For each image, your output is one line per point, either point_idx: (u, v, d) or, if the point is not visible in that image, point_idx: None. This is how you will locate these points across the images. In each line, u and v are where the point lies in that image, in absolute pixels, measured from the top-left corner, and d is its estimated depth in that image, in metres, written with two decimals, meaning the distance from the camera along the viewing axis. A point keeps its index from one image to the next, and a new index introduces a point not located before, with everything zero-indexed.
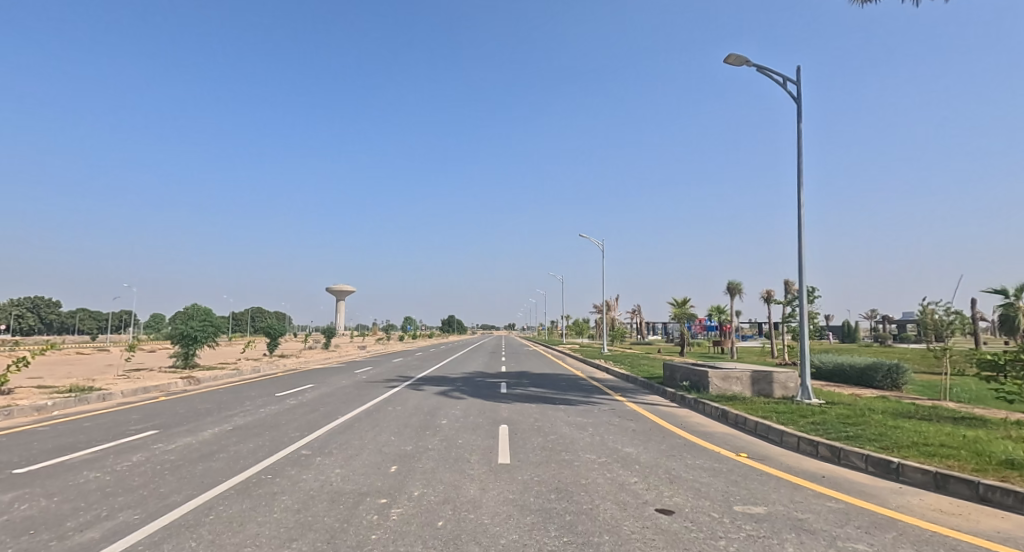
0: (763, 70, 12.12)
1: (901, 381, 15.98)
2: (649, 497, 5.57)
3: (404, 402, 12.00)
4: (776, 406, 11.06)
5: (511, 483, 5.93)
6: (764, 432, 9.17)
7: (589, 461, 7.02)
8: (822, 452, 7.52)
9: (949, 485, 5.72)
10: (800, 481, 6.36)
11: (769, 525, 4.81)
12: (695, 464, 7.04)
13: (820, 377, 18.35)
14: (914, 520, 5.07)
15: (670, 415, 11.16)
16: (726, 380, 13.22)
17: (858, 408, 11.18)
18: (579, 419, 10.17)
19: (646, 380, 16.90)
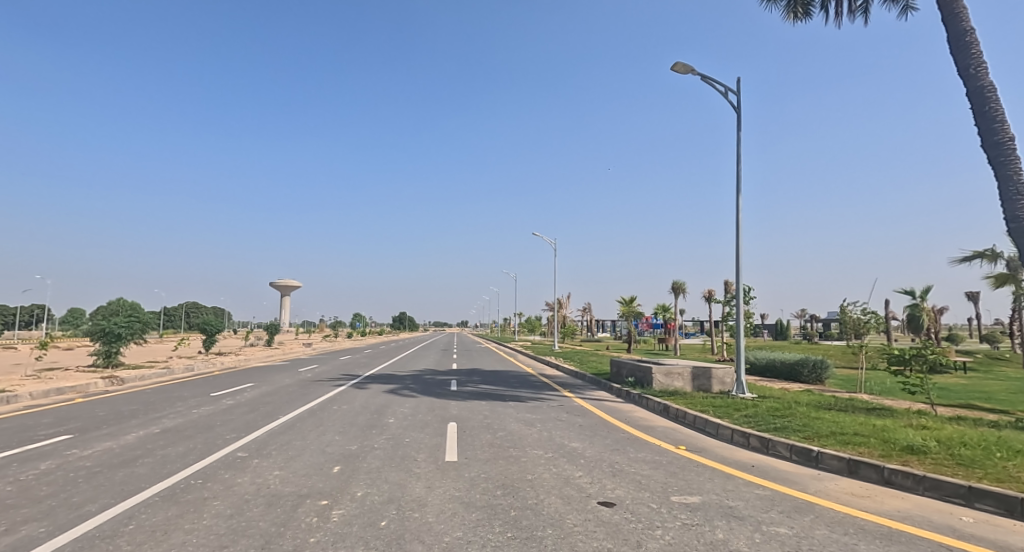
0: (707, 79, 12.75)
1: (825, 376, 17.04)
2: (593, 490, 5.76)
3: (351, 401, 11.80)
4: (714, 401, 11.62)
5: (458, 480, 5.97)
6: (702, 426, 9.60)
7: (536, 457, 7.14)
8: (753, 442, 7.98)
9: (860, 470, 6.21)
10: (732, 471, 6.73)
11: (703, 514, 5.08)
12: (638, 457, 7.33)
13: (754, 372, 19.31)
14: (830, 503, 5.48)
15: (615, 410, 11.48)
16: (669, 375, 13.76)
17: (786, 401, 11.89)
18: (528, 416, 10.30)
19: (595, 376, 17.23)
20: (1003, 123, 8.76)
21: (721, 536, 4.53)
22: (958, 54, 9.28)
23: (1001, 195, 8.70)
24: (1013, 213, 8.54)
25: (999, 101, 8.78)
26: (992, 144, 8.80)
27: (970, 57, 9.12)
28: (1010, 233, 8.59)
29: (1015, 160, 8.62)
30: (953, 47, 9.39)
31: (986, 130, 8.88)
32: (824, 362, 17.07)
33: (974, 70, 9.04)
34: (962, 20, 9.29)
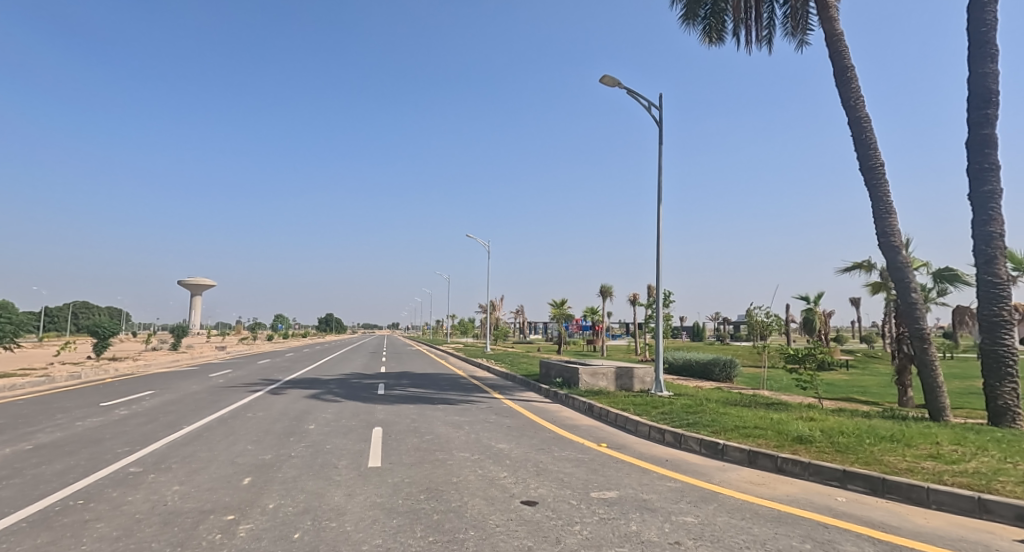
0: (632, 93, 13.31)
1: (734, 374, 18.24)
2: (517, 489, 5.86)
3: (267, 407, 11.27)
4: (634, 399, 12.13)
5: (380, 486, 5.88)
6: (622, 424, 10.00)
7: (463, 459, 7.16)
8: (667, 438, 8.41)
9: (758, 460, 6.72)
10: (647, 465, 7.07)
11: (619, 508, 5.29)
12: (562, 455, 7.52)
13: (672, 371, 20.32)
14: (731, 492, 5.89)
15: (542, 410, 11.69)
16: (594, 375, 14.20)
17: (699, 398, 12.62)
18: (456, 418, 10.29)
19: (524, 378, 17.47)
20: (876, 150, 9.79)
21: (635, 527, 4.75)
22: (841, 87, 10.25)
23: (874, 212, 9.70)
24: (882, 229, 9.54)
25: (873, 131, 9.80)
26: (866, 168, 9.81)
27: (851, 90, 10.11)
28: (880, 246, 9.54)
29: (884, 184, 9.65)
30: (836, 81, 10.36)
31: (863, 156, 9.89)
32: (732, 362, 18.26)
33: (854, 102, 10.05)
34: (844, 57, 10.27)
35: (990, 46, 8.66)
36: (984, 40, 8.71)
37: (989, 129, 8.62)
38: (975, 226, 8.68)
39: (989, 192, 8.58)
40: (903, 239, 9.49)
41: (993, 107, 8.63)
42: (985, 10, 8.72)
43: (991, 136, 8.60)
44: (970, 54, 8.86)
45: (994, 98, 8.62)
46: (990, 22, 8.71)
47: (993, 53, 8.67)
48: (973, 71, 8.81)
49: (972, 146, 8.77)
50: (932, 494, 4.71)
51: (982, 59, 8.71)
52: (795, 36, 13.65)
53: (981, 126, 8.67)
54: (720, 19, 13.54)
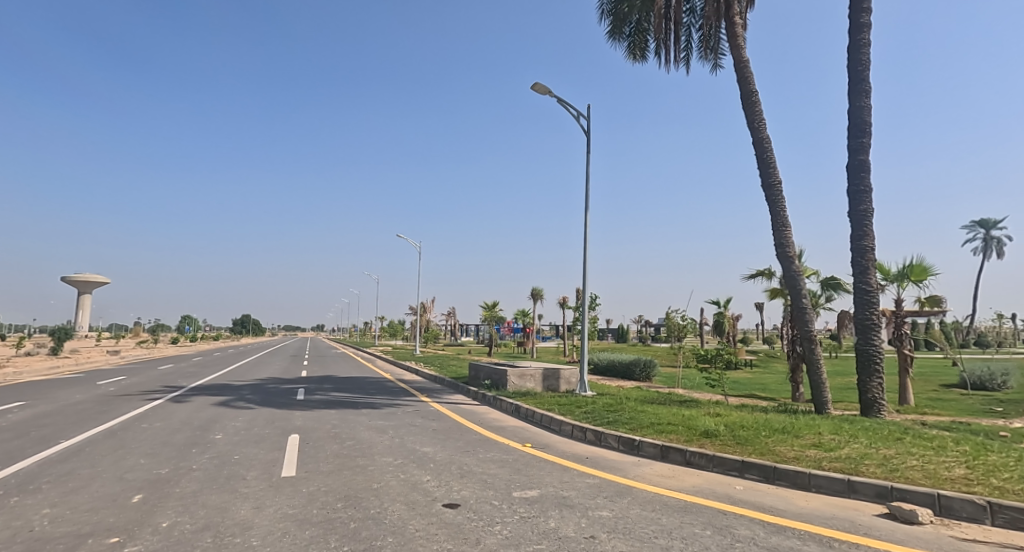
0: (561, 102, 13.65)
1: (653, 374, 19.07)
2: (439, 493, 5.80)
3: (167, 417, 10.50)
4: (558, 399, 12.38)
5: (293, 497, 5.64)
6: (547, 423, 10.17)
7: (385, 464, 7.00)
8: (588, 436, 8.65)
9: (669, 454, 7.06)
10: (567, 463, 7.24)
11: (540, 505, 5.36)
12: (486, 457, 7.53)
13: (596, 372, 20.94)
14: (643, 485, 6.16)
15: (469, 413, 11.67)
16: (522, 377, 14.31)
17: (620, 397, 13.05)
18: (380, 423, 10.06)
19: (452, 380, 17.36)
20: (774, 169, 10.60)
21: (555, 524, 4.83)
22: (746, 109, 11.02)
23: (772, 225, 10.48)
24: (779, 240, 10.32)
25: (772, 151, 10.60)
26: (765, 185, 10.60)
27: (753, 113, 10.90)
28: (778, 257, 10.32)
29: (780, 200, 10.46)
30: (742, 103, 11.12)
31: (763, 174, 10.67)
32: (652, 362, 19.08)
33: (756, 125, 10.85)
34: (749, 82, 11.06)
35: (866, 83, 9.61)
36: (860, 78, 9.66)
37: (864, 156, 9.54)
38: (852, 242, 9.57)
39: (863, 211, 9.47)
40: (796, 250, 10.32)
41: (868, 136, 9.56)
42: (861, 51, 9.67)
43: (865, 162, 9.53)
44: (850, 88, 9.79)
45: (869, 129, 9.56)
46: (866, 62, 9.67)
47: (867, 90, 9.64)
48: (851, 104, 9.74)
49: (850, 170, 9.67)
50: (812, 479, 5.16)
51: (858, 94, 9.65)
52: (709, 58, 14.52)
53: (857, 152, 9.58)
54: (644, 37, 14.17)
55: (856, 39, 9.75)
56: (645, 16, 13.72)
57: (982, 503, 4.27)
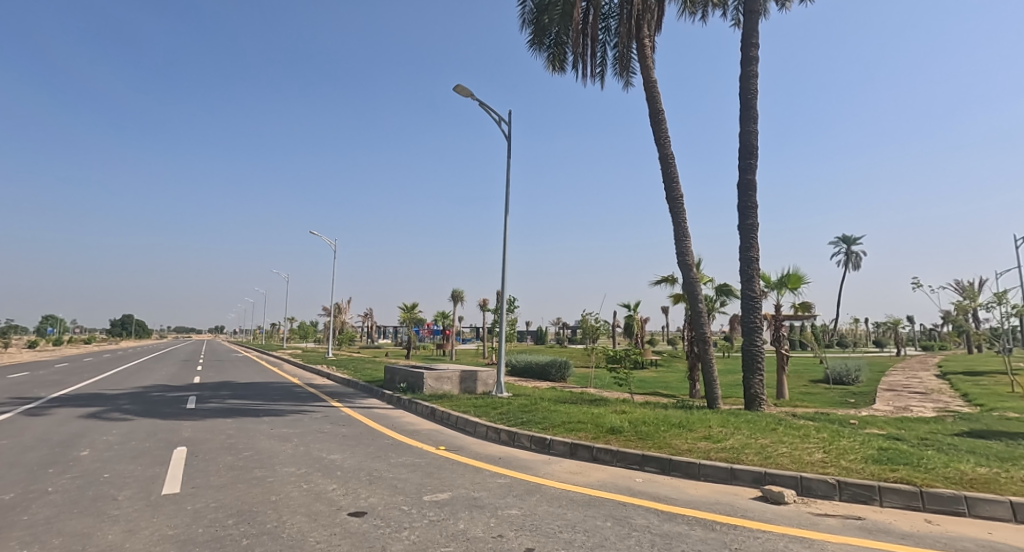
0: (483, 106, 13.81)
1: (568, 374, 19.67)
2: (344, 502, 5.68)
3: (20, 434, 9.43)
4: (474, 401, 12.48)
5: (178, 516, 5.31)
6: (462, 425, 10.24)
7: (287, 474, 6.74)
8: (502, 437, 8.82)
9: (578, 451, 7.38)
10: (480, 464, 7.36)
11: (450, 508, 5.41)
12: (398, 461, 7.47)
13: (513, 373, 21.28)
14: (552, 482, 6.41)
15: (382, 417, 11.47)
16: (439, 380, 14.25)
17: (535, 397, 13.38)
18: (283, 431, 9.65)
19: (366, 384, 16.95)
20: (677, 183, 11.36)
21: (463, 525, 4.91)
22: (653, 127, 11.73)
23: (674, 235, 11.22)
24: (679, 249, 11.07)
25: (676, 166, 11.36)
26: (669, 198, 11.33)
27: (659, 131, 11.63)
28: (680, 264, 11.05)
29: (681, 212, 11.23)
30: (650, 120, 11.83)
31: (667, 187, 11.40)
32: (567, 363, 19.68)
33: (661, 142, 11.58)
34: (656, 101, 11.79)
35: (754, 110, 10.56)
36: (749, 105, 10.61)
37: (752, 176, 10.48)
38: (741, 252, 10.46)
39: (750, 225, 10.40)
40: (695, 258, 11.12)
41: (755, 158, 10.52)
42: (750, 82, 10.64)
43: (753, 181, 10.47)
44: (741, 113, 10.72)
45: (756, 152, 10.52)
46: (754, 92, 10.65)
47: (756, 117, 10.61)
48: (741, 128, 10.67)
49: (740, 188, 10.58)
50: (701, 468, 5.64)
51: (747, 120, 10.59)
52: (622, 75, 15.29)
53: (746, 172, 10.51)
54: (562, 50, 14.65)
55: (747, 69, 10.69)
56: (564, 30, 14.18)
57: (833, 482, 5.00)
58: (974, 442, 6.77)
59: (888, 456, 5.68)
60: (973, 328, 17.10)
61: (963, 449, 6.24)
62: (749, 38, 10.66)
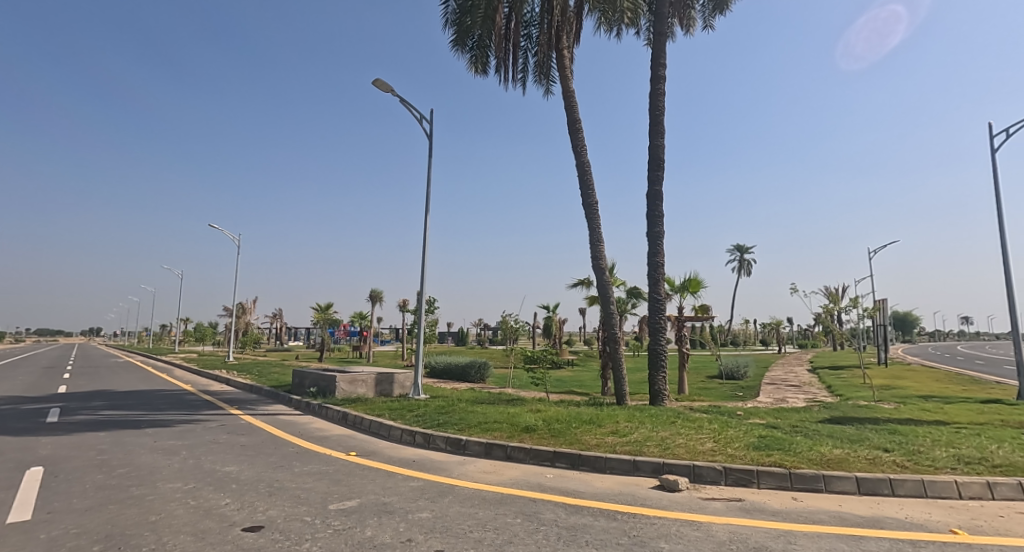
0: (404, 103, 13.61)
1: (487, 374, 19.80)
2: (239, 516, 5.25)
3: None
4: (389, 404, 12.24)
5: (32, 545, 4.74)
6: (375, 429, 10.01)
7: (170, 490, 6.24)
8: (417, 439, 8.73)
9: (493, 451, 7.46)
10: (393, 468, 7.24)
11: (357, 516, 5.26)
12: (303, 470, 7.16)
13: (432, 374, 21.10)
14: (465, 483, 6.44)
15: (288, 424, 10.96)
16: (352, 383, 13.86)
17: (452, 398, 13.35)
18: (170, 444, 8.95)
19: (271, 389, 16.13)
20: (592, 190, 11.80)
21: (370, 533, 4.79)
22: (571, 135, 12.10)
23: (589, 240, 11.63)
24: (594, 253, 11.50)
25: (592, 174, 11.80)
26: (585, 205, 11.74)
27: (576, 139, 12.03)
28: (595, 268, 11.47)
29: (596, 218, 11.67)
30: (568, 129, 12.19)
31: (584, 194, 11.81)
32: (486, 364, 19.81)
33: (579, 150, 11.98)
34: (574, 110, 12.18)
35: (662, 125, 11.19)
36: (657, 121, 11.24)
37: (659, 187, 11.10)
38: (648, 258, 11.03)
39: (658, 233, 11.00)
40: (608, 262, 11.59)
41: (662, 170, 11.15)
42: (659, 99, 11.27)
43: (660, 192, 11.09)
44: (650, 127, 11.33)
45: (663, 164, 11.15)
46: (662, 108, 11.29)
47: (663, 132, 11.24)
48: (650, 142, 11.26)
49: (648, 198, 11.17)
50: (607, 462, 5.91)
51: (656, 134, 11.21)
52: (543, 83, 15.64)
53: (654, 183, 11.11)
54: (485, 53, 14.72)
55: (657, 86, 11.31)
56: (487, 33, 14.26)
57: (720, 468, 5.43)
58: (833, 427, 7.63)
59: (767, 442, 6.25)
60: (838, 328, 19.09)
61: (824, 434, 7.01)
62: (658, 58, 11.30)
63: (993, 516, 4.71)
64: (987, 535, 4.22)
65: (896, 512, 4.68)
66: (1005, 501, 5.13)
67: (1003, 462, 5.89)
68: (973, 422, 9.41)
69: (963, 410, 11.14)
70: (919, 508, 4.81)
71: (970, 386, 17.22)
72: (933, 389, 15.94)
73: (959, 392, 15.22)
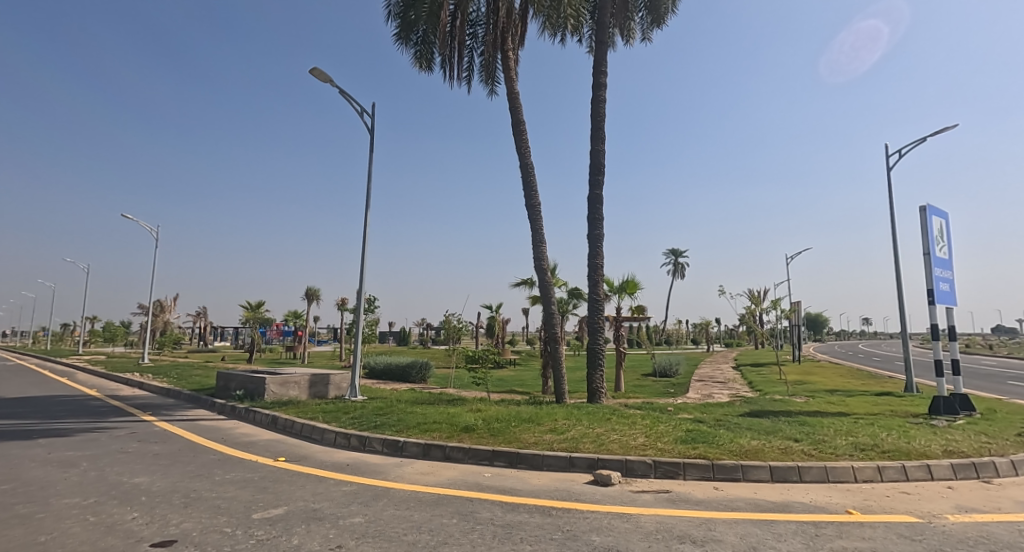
0: (343, 94, 13.20)
1: (429, 375, 19.56)
2: (147, 531, 4.87)
3: None
4: (324, 406, 11.84)
5: None
6: (308, 433, 9.65)
7: (66, 507, 5.71)
8: (352, 442, 8.48)
9: (431, 451, 7.36)
10: (325, 473, 7.00)
11: (283, 524, 5.04)
12: (224, 479, 6.78)
13: (371, 375, 20.63)
14: (401, 485, 6.31)
15: (210, 430, 10.37)
16: (284, 385, 13.32)
17: (391, 399, 13.09)
18: (68, 456, 8.24)
19: (191, 393, 15.22)
20: (536, 191, 11.88)
21: (297, 541, 4.59)
22: (516, 137, 12.13)
23: (532, 241, 11.70)
24: (536, 254, 11.58)
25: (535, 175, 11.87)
26: (528, 206, 11.81)
27: (520, 141, 12.07)
28: (537, 268, 11.56)
29: (538, 219, 11.76)
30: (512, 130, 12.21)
31: (527, 195, 11.87)
32: (428, 364, 19.57)
33: (523, 152, 12.03)
34: (518, 112, 12.22)
35: (603, 131, 11.43)
36: (598, 126, 11.46)
37: (599, 191, 11.32)
38: (589, 259, 11.23)
39: (598, 235, 11.22)
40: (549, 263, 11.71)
41: (602, 175, 11.38)
42: (600, 106, 11.49)
43: (600, 196, 11.31)
44: (592, 133, 11.53)
45: (603, 169, 11.38)
46: (603, 115, 11.52)
47: (603, 137, 11.48)
48: (591, 147, 11.46)
49: (588, 201, 11.37)
50: (544, 459, 5.95)
51: (597, 140, 11.43)
52: (487, 83, 15.61)
53: (594, 187, 11.32)
54: (429, 49, 14.50)
55: (598, 93, 11.53)
56: (431, 30, 14.06)
57: (650, 461, 5.59)
58: (752, 420, 8.05)
59: (694, 436, 6.50)
60: (760, 328, 20.18)
61: (743, 426, 7.38)
62: (600, 66, 11.52)
63: (881, 496, 5.14)
64: (876, 513, 4.60)
65: (802, 497, 4.99)
66: (889, 482, 5.65)
67: (890, 447, 6.45)
68: (867, 412, 10.25)
69: (861, 401, 12.11)
70: (822, 491, 5.15)
71: (869, 381, 18.73)
72: (838, 383, 17.23)
73: (859, 385, 16.51)
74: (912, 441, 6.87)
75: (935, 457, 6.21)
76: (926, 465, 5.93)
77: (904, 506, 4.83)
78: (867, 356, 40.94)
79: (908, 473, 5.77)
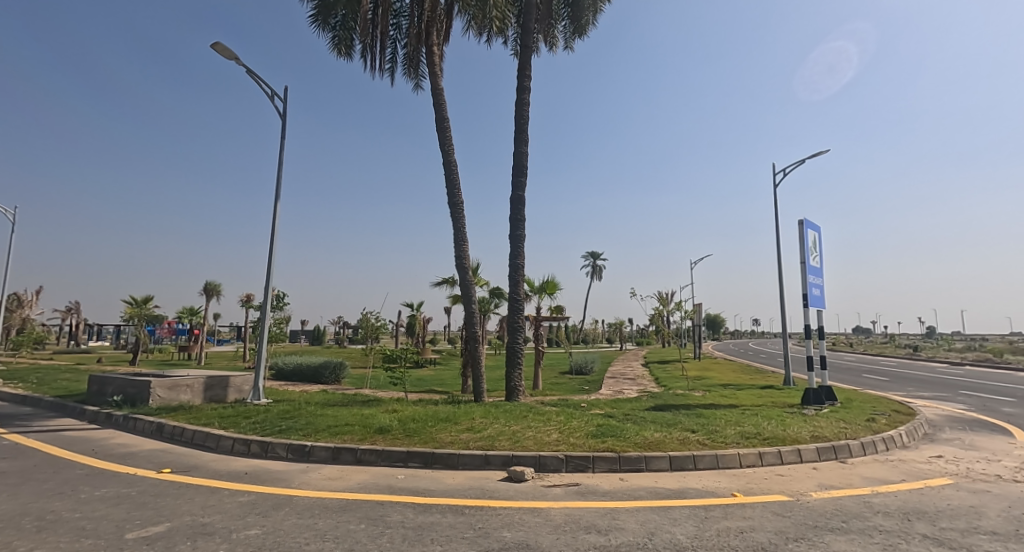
0: (252, 74, 12.29)
1: (343, 375, 18.74)
2: None
3: None
4: (222, 411, 10.97)
5: None
6: (201, 441, 8.87)
7: None
8: (253, 449, 7.88)
9: (340, 455, 6.98)
10: (220, 483, 6.43)
11: (164, 543, 4.54)
12: (94, 496, 6.04)
13: (280, 375, 19.47)
14: (304, 492, 5.92)
15: (81, 442, 9.25)
16: (172, 389, 12.16)
17: (298, 402, 12.39)
18: None
19: (58, 401, 13.52)
20: (460, 190, 11.68)
21: None
22: (440, 134, 11.86)
23: (454, 240, 11.49)
24: (458, 253, 11.40)
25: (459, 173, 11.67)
26: (451, 204, 11.59)
27: (444, 138, 11.82)
28: (459, 268, 11.37)
29: (461, 218, 11.58)
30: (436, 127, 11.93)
31: (450, 193, 11.64)
32: (342, 364, 18.76)
33: (446, 149, 11.79)
34: (443, 108, 11.96)
35: (526, 133, 11.45)
36: (521, 128, 11.47)
37: (521, 192, 11.33)
38: (510, 259, 11.20)
39: (520, 236, 11.22)
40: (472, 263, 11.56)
41: (525, 177, 11.39)
42: (524, 108, 11.51)
43: (522, 197, 11.32)
44: (516, 135, 11.52)
45: (525, 171, 11.40)
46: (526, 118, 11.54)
47: (526, 140, 11.50)
48: (515, 149, 11.45)
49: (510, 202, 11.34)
50: (459, 459, 5.81)
51: (520, 142, 11.43)
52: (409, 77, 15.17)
53: (516, 188, 11.31)
54: (349, 35, 13.86)
55: (523, 95, 11.53)
56: (352, 15, 13.43)
57: (561, 456, 5.61)
58: (655, 413, 8.34)
59: (603, 430, 6.61)
60: (666, 327, 21.17)
61: (647, 420, 7.62)
62: (524, 70, 11.52)
63: (760, 478, 5.46)
64: (755, 494, 4.88)
65: (695, 483, 5.19)
66: (769, 466, 6.01)
67: (769, 435, 6.91)
68: (752, 403, 11.07)
69: (748, 394, 13.09)
70: (709, 477, 5.40)
71: (758, 376, 20.33)
72: (731, 378, 18.54)
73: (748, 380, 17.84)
74: (786, 428, 7.41)
75: (803, 442, 6.73)
76: (797, 448, 6.38)
77: (778, 487, 5.16)
78: (758, 353, 44.44)
79: (784, 457, 6.19)
